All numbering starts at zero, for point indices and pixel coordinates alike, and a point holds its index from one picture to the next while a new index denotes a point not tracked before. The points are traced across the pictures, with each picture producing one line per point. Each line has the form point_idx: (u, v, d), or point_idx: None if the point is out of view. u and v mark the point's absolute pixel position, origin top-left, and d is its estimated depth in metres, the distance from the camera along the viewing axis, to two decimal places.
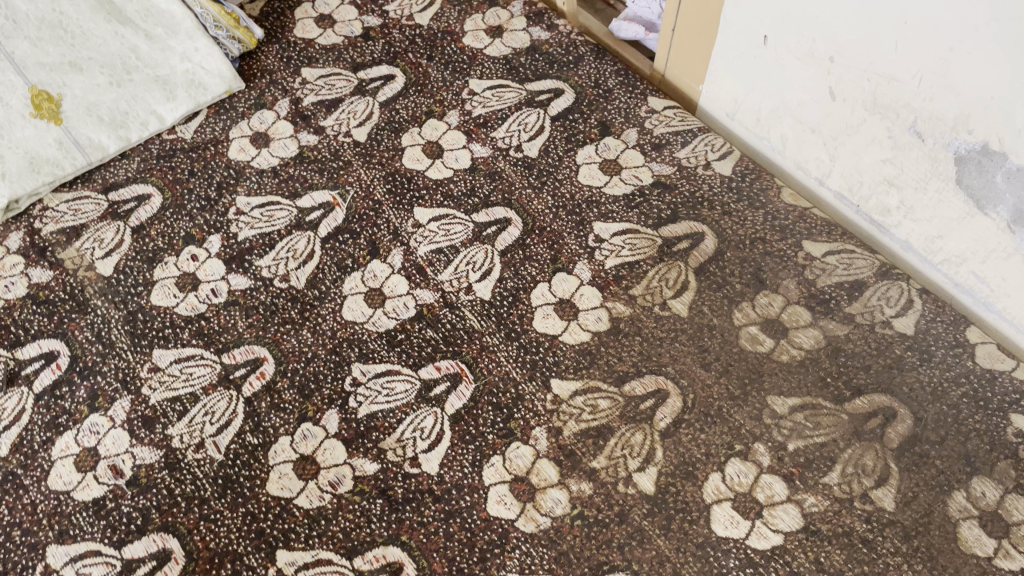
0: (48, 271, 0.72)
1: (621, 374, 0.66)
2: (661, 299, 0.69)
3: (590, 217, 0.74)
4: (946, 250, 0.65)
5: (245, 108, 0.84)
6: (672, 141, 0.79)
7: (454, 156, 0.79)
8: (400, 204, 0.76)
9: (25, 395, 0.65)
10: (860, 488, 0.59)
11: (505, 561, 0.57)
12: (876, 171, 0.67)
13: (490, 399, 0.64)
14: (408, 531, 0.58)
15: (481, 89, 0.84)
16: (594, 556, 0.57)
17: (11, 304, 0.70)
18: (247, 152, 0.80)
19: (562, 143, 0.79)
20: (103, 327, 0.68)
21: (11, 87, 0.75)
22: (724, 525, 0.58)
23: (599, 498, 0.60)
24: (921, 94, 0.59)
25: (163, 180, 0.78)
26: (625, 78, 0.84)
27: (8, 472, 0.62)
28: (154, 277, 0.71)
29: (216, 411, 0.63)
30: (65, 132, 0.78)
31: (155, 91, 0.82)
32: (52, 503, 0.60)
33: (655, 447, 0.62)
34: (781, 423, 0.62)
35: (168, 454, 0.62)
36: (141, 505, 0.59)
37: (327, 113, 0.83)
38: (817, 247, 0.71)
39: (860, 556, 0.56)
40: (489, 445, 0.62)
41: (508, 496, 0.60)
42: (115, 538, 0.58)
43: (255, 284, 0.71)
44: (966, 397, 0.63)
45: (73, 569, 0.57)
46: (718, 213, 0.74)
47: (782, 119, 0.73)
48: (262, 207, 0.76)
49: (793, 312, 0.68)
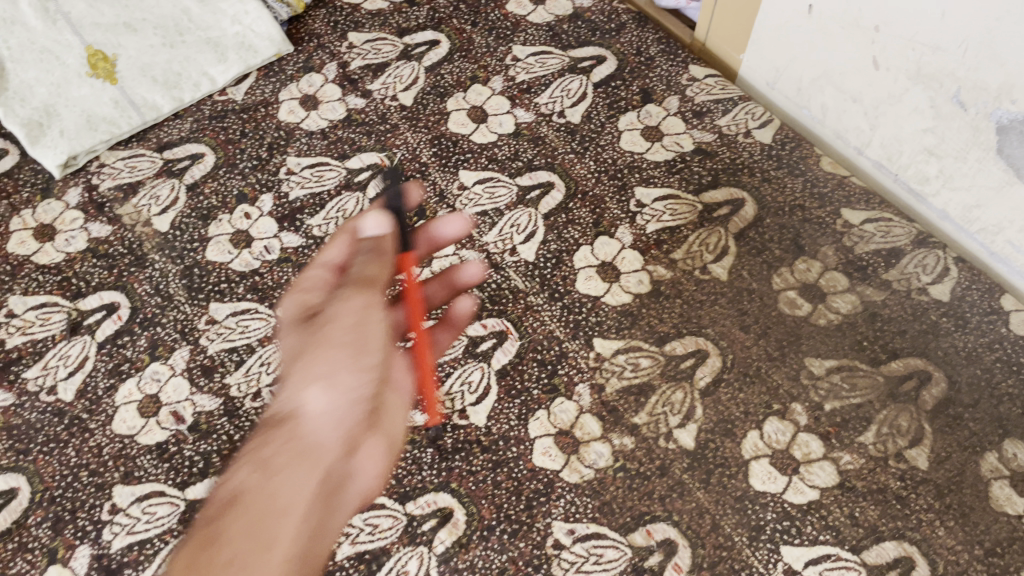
0: (106, 226, 0.75)
1: (662, 335, 0.67)
2: (702, 264, 0.71)
3: (632, 181, 0.76)
4: (984, 219, 0.67)
5: (293, 71, 0.86)
6: (713, 109, 0.80)
7: (498, 121, 0.80)
8: (446, 166, 0.77)
9: (89, 343, 0.68)
10: (894, 447, 0.61)
11: (551, 509, 0.60)
12: (917, 140, 0.68)
13: (535, 355, 0.67)
14: (457, 478, 0.62)
15: (524, 55, 0.85)
16: (636, 507, 0.60)
17: (71, 257, 0.73)
18: (297, 114, 0.82)
19: (605, 109, 0.81)
20: (161, 281, 0.72)
21: (69, 47, 0.81)
22: (762, 480, 0.60)
23: (641, 452, 0.62)
24: (967, 63, 0.60)
25: (216, 140, 0.80)
26: (667, 46, 0.85)
27: (74, 416, 0.65)
28: (209, 234, 0.74)
29: (272, 362, 0.67)
30: (120, 91, 0.81)
31: (207, 53, 0.85)
32: (118, 446, 0.63)
33: (695, 404, 0.64)
34: (819, 383, 0.64)
35: (227, 402, 0.65)
36: (202, 450, 0.63)
37: (374, 76, 0.85)
38: (856, 214, 0.72)
39: (893, 512, 0.58)
40: (534, 400, 0.65)
41: (553, 448, 0.62)
42: (178, 480, 0.61)
43: (307, 242, 0.73)
44: (999, 361, 0.64)
45: (139, 508, 0.60)
46: (758, 179, 0.75)
47: (823, 88, 0.74)
48: (312, 167, 0.78)
49: (831, 277, 0.69)
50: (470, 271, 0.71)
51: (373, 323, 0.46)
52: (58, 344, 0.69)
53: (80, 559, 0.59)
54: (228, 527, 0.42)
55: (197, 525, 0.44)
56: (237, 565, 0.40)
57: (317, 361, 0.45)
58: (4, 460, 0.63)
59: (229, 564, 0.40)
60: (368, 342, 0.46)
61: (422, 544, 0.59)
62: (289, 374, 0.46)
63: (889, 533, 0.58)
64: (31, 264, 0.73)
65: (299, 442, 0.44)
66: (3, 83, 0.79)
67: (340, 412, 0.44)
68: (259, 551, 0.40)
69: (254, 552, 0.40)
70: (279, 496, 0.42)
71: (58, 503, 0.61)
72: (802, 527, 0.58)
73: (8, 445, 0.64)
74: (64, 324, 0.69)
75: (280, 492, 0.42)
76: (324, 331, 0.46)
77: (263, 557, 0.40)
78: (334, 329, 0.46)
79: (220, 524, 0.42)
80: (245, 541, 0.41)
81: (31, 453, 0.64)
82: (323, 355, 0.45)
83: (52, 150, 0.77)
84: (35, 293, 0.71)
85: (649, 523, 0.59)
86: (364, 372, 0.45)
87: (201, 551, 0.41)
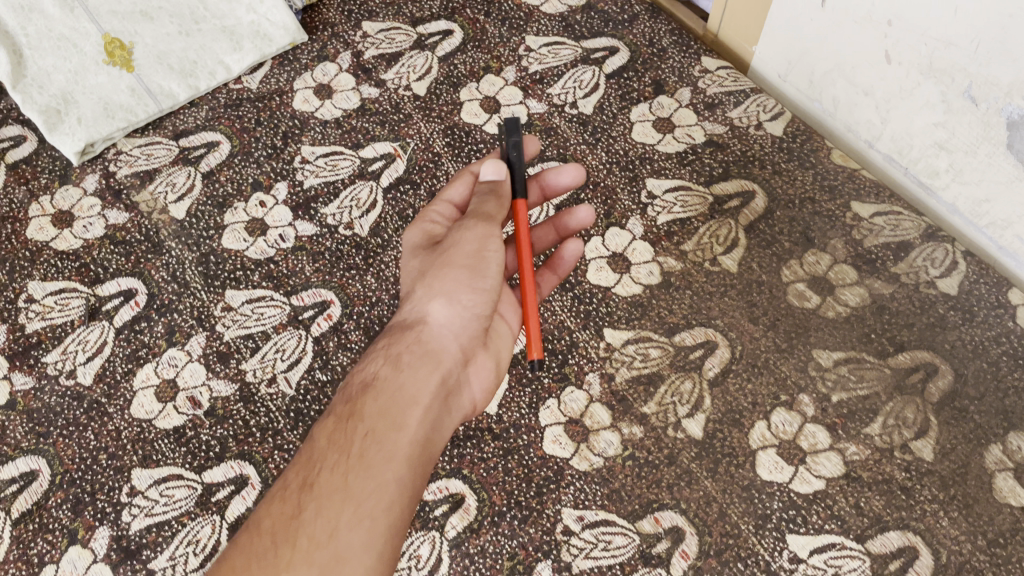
0: (123, 213, 0.76)
1: (672, 326, 0.68)
2: (712, 255, 0.72)
3: (644, 173, 0.76)
4: (992, 214, 0.67)
5: (308, 60, 0.87)
6: (725, 101, 0.80)
7: (511, 111, 0.81)
8: (459, 156, 0.78)
9: (107, 329, 0.70)
10: (900, 439, 0.62)
11: (561, 496, 0.61)
12: (927, 134, 0.68)
13: (546, 345, 0.68)
14: (469, 465, 0.63)
15: (537, 46, 0.86)
16: (644, 494, 0.61)
17: (89, 243, 0.74)
18: (312, 103, 0.83)
19: (617, 101, 0.81)
20: (178, 268, 0.73)
21: (86, 35, 0.81)
22: (769, 470, 0.61)
23: (650, 441, 0.63)
24: (978, 59, 0.60)
25: (231, 128, 0.81)
26: (679, 38, 0.86)
27: (93, 400, 0.66)
28: (225, 222, 0.75)
29: (287, 348, 0.68)
30: (137, 80, 0.82)
31: (222, 42, 0.86)
32: (136, 429, 0.65)
33: (704, 395, 0.65)
34: (826, 374, 0.65)
35: (243, 387, 0.66)
36: (219, 434, 0.64)
37: (388, 66, 0.85)
38: (865, 208, 0.73)
39: (898, 502, 0.59)
40: (545, 388, 0.66)
41: (563, 437, 0.64)
42: (195, 464, 0.63)
43: (321, 231, 0.74)
44: (1005, 355, 0.65)
45: (157, 491, 0.62)
46: (769, 171, 0.75)
47: (835, 81, 0.74)
48: (326, 156, 0.79)
49: (840, 270, 0.70)
50: (583, 213, 0.67)
51: (490, 255, 0.57)
52: (76, 329, 0.70)
53: (100, 540, 0.60)
54: (363, 404, 0.50)
55: (334, 404, 0.52)
56: (375, 435, 0.48)
57: (442, 280, 0.56)
58: (25, 443, 0.65)
59: (367, 434, 0.48)
60: (483, 269, 0.57)
61: (434, 529, 0.60)
62: (415, 291, 0.57)
63: (893, 523, 0.59)
64: (50, 251, 0.74)
65: (424, 343, 0.54)
66: (21, 70, 0.79)
67: (460, 322, 0.56)
68: (391, 427, 0.49)
69: (388, 426, 0.49)
70: (405, 388, 0.51)
71: (78, 485, 0.62)
72: (807, 517, 0.59)
73: (29, 428, 0.65)
74: (82, 310, 0.71)
75: (407, 384, 0.52)
76: (449, 255, 0.57)
77: (394, 432, 0.49)
78: (459, 254, 0.57)
79: (355, 399, 0.51)
80: (381, 416, 0.49)
81: (51, 436, 0.65)
82: (447, 276, 0.56)
83: (71, 137, 0.78)
84: (54, 279, 0.72)
85: (657, 511, 0.60)
86: (478, 292, 0.56)
87: (344, 421, 0.49)
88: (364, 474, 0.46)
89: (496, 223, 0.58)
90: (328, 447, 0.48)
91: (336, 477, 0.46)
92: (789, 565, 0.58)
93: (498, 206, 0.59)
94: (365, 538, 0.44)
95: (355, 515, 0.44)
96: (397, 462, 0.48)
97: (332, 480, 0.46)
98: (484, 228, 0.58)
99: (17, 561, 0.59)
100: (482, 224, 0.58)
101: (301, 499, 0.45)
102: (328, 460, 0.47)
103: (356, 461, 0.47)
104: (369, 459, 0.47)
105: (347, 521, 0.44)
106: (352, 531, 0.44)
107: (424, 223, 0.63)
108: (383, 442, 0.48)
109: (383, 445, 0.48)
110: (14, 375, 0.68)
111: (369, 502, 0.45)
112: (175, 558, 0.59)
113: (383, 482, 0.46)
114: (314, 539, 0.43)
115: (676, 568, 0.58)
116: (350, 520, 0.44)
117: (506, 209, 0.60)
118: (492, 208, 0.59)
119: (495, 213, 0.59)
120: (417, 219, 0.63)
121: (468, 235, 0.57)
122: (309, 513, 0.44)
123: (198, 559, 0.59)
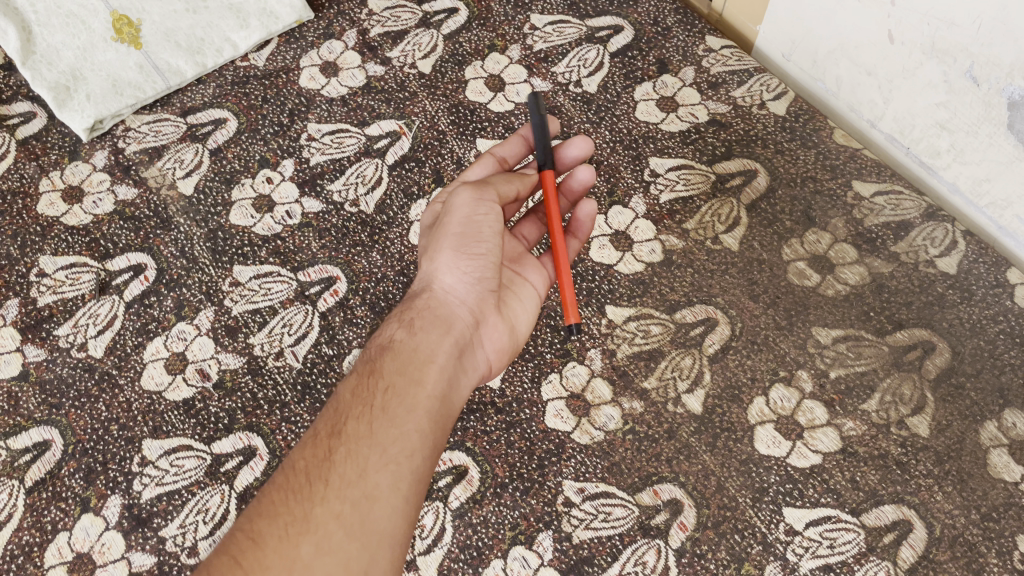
0: (132, 189, 0.77)
1: (673, 303, 0.69)
2: (714, 234, 0.72)
3: (647, 151, 0.77)
4: (992, 193, 0.68)
5: (314, 38, 0.87)
6: (728, 81, 0.81)
7: (516, 90, 0.81)
8: (464, 134, 0.78)
9: (117, 303, 0.71)
10: (896, 415, 0.63)
11: (562, 468, 0.62)
12: (929, 115, 0.69)
13: (548, 321, 0.69)
14: (472, 438, 0.64)
15: (542, 24, 0.86)
16: (644, 468, 0.62)
17: (99, 219, 0.75)
18: (318, 81, 0.83)
19: (621, 79, 0.82)
20: (186, 243, 0.74)
21: (94, 12, 0.82)
22: (767, 444, 0.62)
23: (650, 415, 0.64)
24: (979, 39, 0.60)
25: (239, 105, 0.82)
26: (683, 17, 0.86)
27: (104, 372, 0.68)
28: (232, 198, 0.76)
29: (294, 323, 0.69)
30: (145, 57, 0.83)
31: (229, 19, 0.86)
32: (146, 401, 0.66)
33: (704, 370, 0.66)
34: (824, 351, 0.66)
35: (250, 360, 0.67)
36: (228, 406, 0.65)
37: (393, 44, 0.86)
38: (866, 187, 0.73)
39: (894, 476, 0.60)
40: (547, 363, 0.67)
41: (564, 411, 0.65)
42: (204, 435, 0.64)
43: (327, 207, 0.75)
44: (1003, 333, 0.65)
45: (167, 461, 0.63)
46: (771, 151, 0.76)
47: (838, 61, 0.74)
48: (332, 134, 0.80)
49: (840, 249, 0.70)
50: (583, 174, 0.68)
51: (481, 219, 0.57)
52: (87, 303, 0.71)
53: (112, 508, 0.62)
54: (382, 364, 0.53)
55: (354, 366, 0.55)
56: (394, 390, 0.51)
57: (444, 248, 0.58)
58: (38, 414, 0.66)
59: (388, 389, 0.51)
60: (480, 234, 0.57)
61: (438, 499, 0.62)
62: (426, 260, 0.60)
63: (888, 497, 0.60)
64: (60, 226, 0.75)
65: (436, 309, 0.56)
66: (30, 47, 0.80)
67: (468, 286, 0.57)
68: (410, 384, 0.52)
69: (407, 382, 0.52)
70: (420, 349, 0.54)
71: (90, 455, 0.64)
72: (804, 490, 0.60)
73: (42, 399, 0.67)
74: (92, 284, 0.72)
75: (421, 346, 0.54)
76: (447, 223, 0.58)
77: (414, 388, 0.52)
78: (454, 221, 0.58)
79: (375, 359, 0.54)
80: (399, 374, 0.52)
81: (63, 407, 0.66)
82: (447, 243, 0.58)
83: (80, 113, 0.79)
84: (65, 253, 0.73)
85: (656, 483, 0.61)
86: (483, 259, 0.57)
87: (365, 378, 0.52)
88: (388, 424, 0.50)
89: (489, 189, 0.59)
90: (352, 400, 0.51)
91: (361, 426, 0.49)
92: (786, 537, 0.59)
93: (507, 182, 0.61)
94: (391, 480, 0.48)
95: (381, 460, 0.48)
96: (418, 415, 0.51)
97: (359, 428, 0.49)
98: (475, 195, 0.58)
99: (31, 528, 0.61)
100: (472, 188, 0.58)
101: (330, 445, 0.49)
102: (353, 411, 0.50)
103: (379, 413, 0.50)
104: (392, 411, 0.50)
105: (375, 464, 0.48)
106: (379, 474, 0.47)
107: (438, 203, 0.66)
108: (404, 397, 0.51)
109: (403, 399, 0.51)
110: (27, 347, 0.69)
111: (395, 449, 0.49)
112: (185, 526, 0.61)
113: (405, 432, 0.50)
114: (344, 478, 0.47)
115: (674, 539, 0.59)
116: (377, 464, 0.48)
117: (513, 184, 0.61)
118: (496, 181, 0.60)
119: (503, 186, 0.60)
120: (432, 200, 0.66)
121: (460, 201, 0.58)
122: (338, 457, 0.48)
123: (208, 528, 0.60)
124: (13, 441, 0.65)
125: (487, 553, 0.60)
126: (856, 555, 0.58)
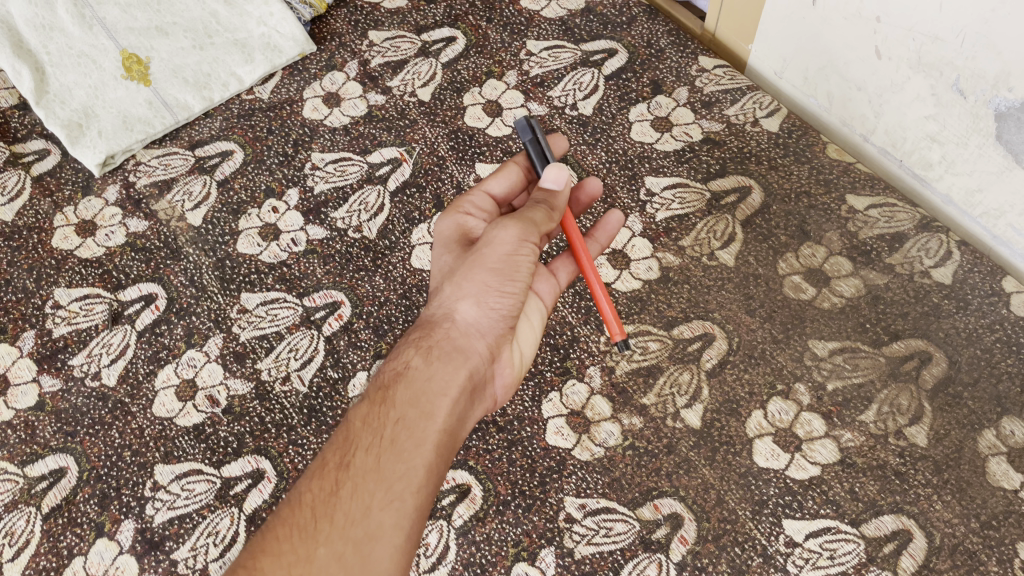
0: (143, 221, 0.80)
1: (670, 319, 0.70)
2: (710, 250, 0.73)
3: (642, 171, 0.79)
4: (985, 203, 0.68)
5: (317, 70, 0.90)
6: (722, 99, 0.82)
7: (512, 114, 0.83)
8: (463, 159, 0.80)
9: (129, 332, 0.73)
10: (894, 425, 0.63)
11: (563, 485, 0.64)
12: (919, 127, 0.70)
13: (548, 340, 0.71)
14: (475, 457, 0.66)
15: (538, 50, 0.88)
16: (644, 483, 0.63)
17: (111, 251, 0.78)
18: (320, 111, 0.86)
19: (616, 101, 0.83)
20: (195, 272, 0.76)
21: (104, 51, 0.86)
22: (766, 457, 0.63)
23: (649, 430, 0.65)
24: (964, 53, 0.61)
25: (244, 138, 0.85)
26: (676, 38, 0.88)
27: (117, 400, 0.70)
28: (239, 227, 0.78)
29: (300, 348, 0.71)
30: (154, 93, 0.86)
31: (234, 54, 0.89)
32: (158, 427, 0.68)
33: (702, 385, 0.67)
34: (821, 363, 0.67)
35: (258, 386, 0.69)
36: (236, 431, 0.67)
37: (393, 73, 0.88)
38: (860, 200, 0.74)
39: (892, 486, 0.61)
40: (547, 381, 0.68)
41: (565, 428, 0.66)
42: (214, 459, 0.66)
43: (331, 234, 0.77)
44: (1000, 341, 0.66)
45: (178, 485, 0.65)
46: (765, 166, 0.77)
47: (828, 78, 0.76)
48: (335, 162, 0.82)
49: (835, 262, 0.71)
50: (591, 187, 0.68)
51: (523, 260, 0.56)
52: (100, 333, 0.73)
53: (125, 532, 0.63)
54: (393, 391, 0.52)
55: (368, 391, 0.54)
56: (405, 423, 0.50)
57: (474, 280, 0.56)
58: (54, 442, 0.68)
59: (399, 422, 0.50)
60: (515, 271, 0.56)
61: (441, 518, 0.63)
62: (447, 284, 0.58)
63: (887, 507, 0.60)
64: (74, 259, 0.78)
65: (454, 339, 0.55)
66: (44, 87, 0.84)
67: (490, 321, 0.56)
68: (421, 416, 0.51)
69: (418, 415, 0.51)
70: (434, 380, 0.52)
71: (104, 481, 0.66)
72: (803, 501, 0.61)
73: (57, 427, 0.69)
74: (105, 314, 0.74)
75: (436, 377, 0.53)
76: (483, 255, 0.56)
77: (423, 421, 0.51)
78: (493, 257, 0.56)
79: (387, 385, 0.53)
80: (411, 405, 0.51)
81: (78, 435, 0.68)
82: (478, 277, 0.56)
83: (92, 150, 0.82)
84: (79, 286, 0.76)
85: (656, 498, 0.62)
86: (507, 295, 0.56)
87: (377, 406, 0.51)
88: (395, 459, 0.48)
89: (534, 228, 0.57)
90: (362, 429, 0.50)
91: (369, 459, 0.48)
92: (786, 549, 0.59)
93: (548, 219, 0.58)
94: (395, 519, 0.47)
95: (385, 498, 0.47)
96: (425, 449, 0.50)
97: (367, 462, 0.48)
98: (520, 230, 0.56)
99: (48, 554, 0.63)
100: (520, 226, 0.56)
101: (338, 478, 0.48)
102: (361, 443, 0.49)
103: (388, 446, 0.49)
104: (400, 445, 0.49)
105: (379, 502, 0.47)
106: (383, 513, 0.47)
107: (460, 213, 0.63)
108: (414, 431, 0.50)
109: (413, 433, 0.50)
110: (43, 377, 0.71)
111: (400, 485, 0.48)
112: (196, 548, 0.62)
113: (412, 468, 0.49)
114: (348, 517, 0.46)
115: (675, 553, 0.60)
116: (381, 503, 0.47)
117: (552, 216, 0.59)
118: (536, 215, 0.58)
119: (542, 220, 0.58)
120: (453, 207, 0.62)
121: (504, 235, 0.56)
122: (345, 493, 0.47)
123: (218, 549, 0.62)
124: (29, 469, 0.67)
125: (491, 569, 0.61)
126: (856, 565, 0.58)
